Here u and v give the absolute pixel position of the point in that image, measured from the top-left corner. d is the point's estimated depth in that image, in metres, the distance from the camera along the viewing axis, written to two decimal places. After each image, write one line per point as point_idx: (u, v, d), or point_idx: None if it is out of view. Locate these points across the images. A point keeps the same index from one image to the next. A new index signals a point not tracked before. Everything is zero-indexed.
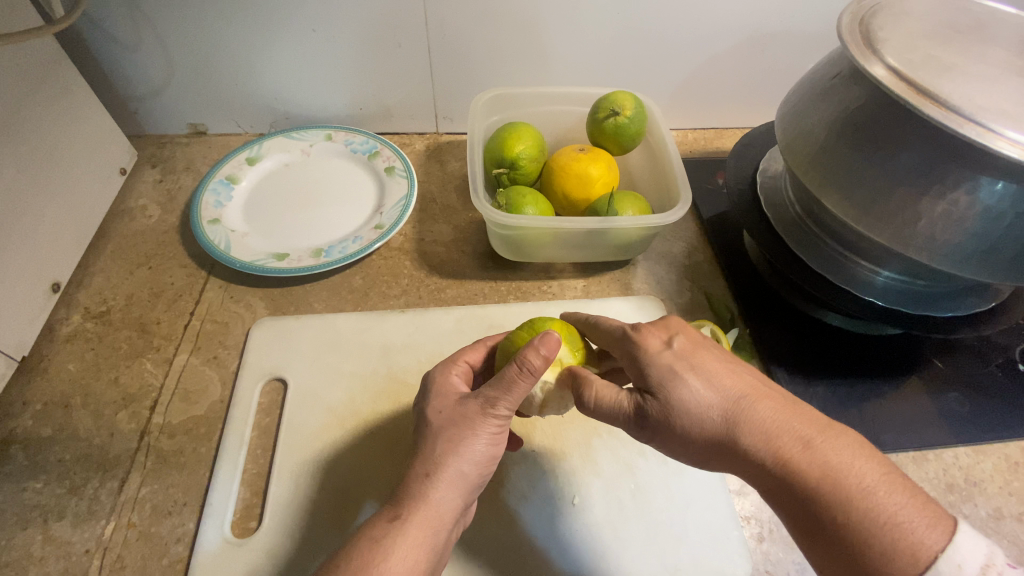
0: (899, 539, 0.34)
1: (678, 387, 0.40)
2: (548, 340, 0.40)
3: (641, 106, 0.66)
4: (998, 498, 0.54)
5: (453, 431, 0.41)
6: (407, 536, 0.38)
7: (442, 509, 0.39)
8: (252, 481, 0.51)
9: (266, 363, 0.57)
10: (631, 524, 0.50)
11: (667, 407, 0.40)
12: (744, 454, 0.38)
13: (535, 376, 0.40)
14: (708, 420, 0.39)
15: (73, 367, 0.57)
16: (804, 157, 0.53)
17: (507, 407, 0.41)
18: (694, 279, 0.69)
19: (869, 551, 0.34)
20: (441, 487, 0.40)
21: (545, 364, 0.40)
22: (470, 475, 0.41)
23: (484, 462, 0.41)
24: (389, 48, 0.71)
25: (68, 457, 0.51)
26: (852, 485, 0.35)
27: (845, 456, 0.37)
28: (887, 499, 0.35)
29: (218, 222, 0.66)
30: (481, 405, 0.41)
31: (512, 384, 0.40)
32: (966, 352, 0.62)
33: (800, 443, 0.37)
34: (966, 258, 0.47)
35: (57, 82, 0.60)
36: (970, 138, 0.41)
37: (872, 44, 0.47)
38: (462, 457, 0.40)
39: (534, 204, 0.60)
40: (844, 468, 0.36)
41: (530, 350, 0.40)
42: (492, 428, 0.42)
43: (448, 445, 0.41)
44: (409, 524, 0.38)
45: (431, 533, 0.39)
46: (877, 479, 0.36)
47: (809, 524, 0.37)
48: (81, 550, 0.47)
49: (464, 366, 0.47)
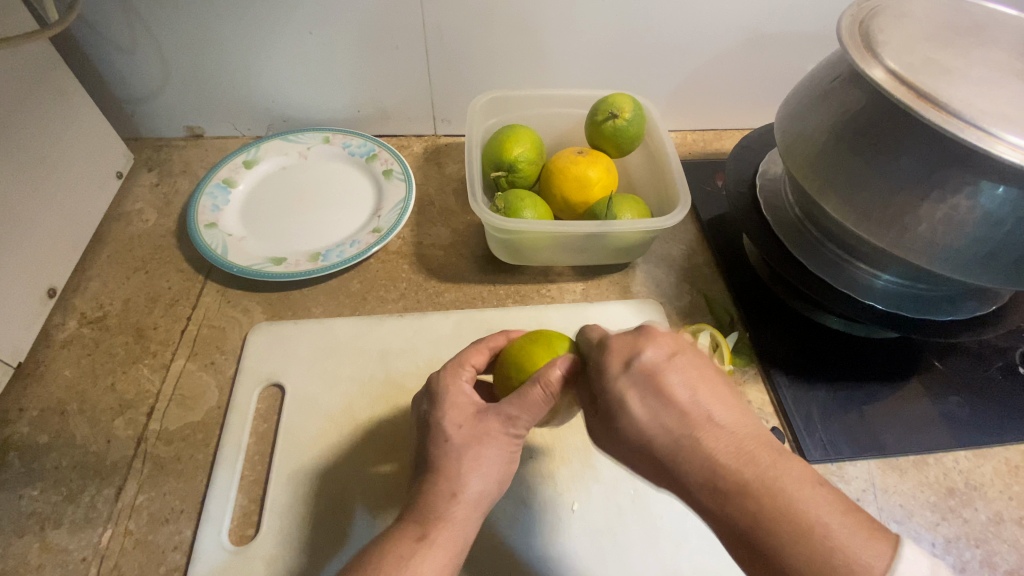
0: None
1: (629, 411, 0.39)
2: (567, 362, 0.41)
3: (640, 108, 0.66)
4: (998, 502, 0.54)
5: (476, 449, 0.42)
6: (433, 556, 0.38)
7: (467, 528, 0.40)
8: (249, 487, 0.51)
9: (264, 368, 0.57)
10: (630, 529, 0.50)
11: (619, 430, 0.39)
12: (689, 486, 0.37)
13: (552, 399, 0.41)
14: (657, 446, 0.38)
15: (70, 373, 0.56)
16: (804, 160, 0.53)
17: (525, 425, 0.43)
18: (693, 281, 0.69)
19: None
20: (465, 508, 0.40)
21: (563, 385, 0.41)
22: (491, 492, 0.42)
23: (502, 478, 0.43)
24: (387, 51, 0.71)
25: (65, 464, 0.51)
26: (800, 523, 0.33)
27: (794, 491, 0.34)
28: (835, 535, 0.32)
29: (215, 226, 0.66)
30: (503, 423, 0.42)
31: (533, 406, 0.41)
32: (966, 355, 0.62)
33: (747, 479, 0.35)
34: (966, 262, 0.46)
35: (52, 86, 0.60)
36: (970, 143, 0.40)
37: (872, 46, 0.47)
38: (485, 476, 0.41)
39: (533, 208, 0.60)
40: (791, 507, 0.33)
41: (552, 373, 0.41)
42: (511, 445, 0.43)
43: (472, 464, 0.41)
44: (436, 545, 0.38)
45: (458, 552, 0.39)
46: (828, 519, 0.33)
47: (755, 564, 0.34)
48: (77, 559, 0.46)
49: (470, 370, 0.47)
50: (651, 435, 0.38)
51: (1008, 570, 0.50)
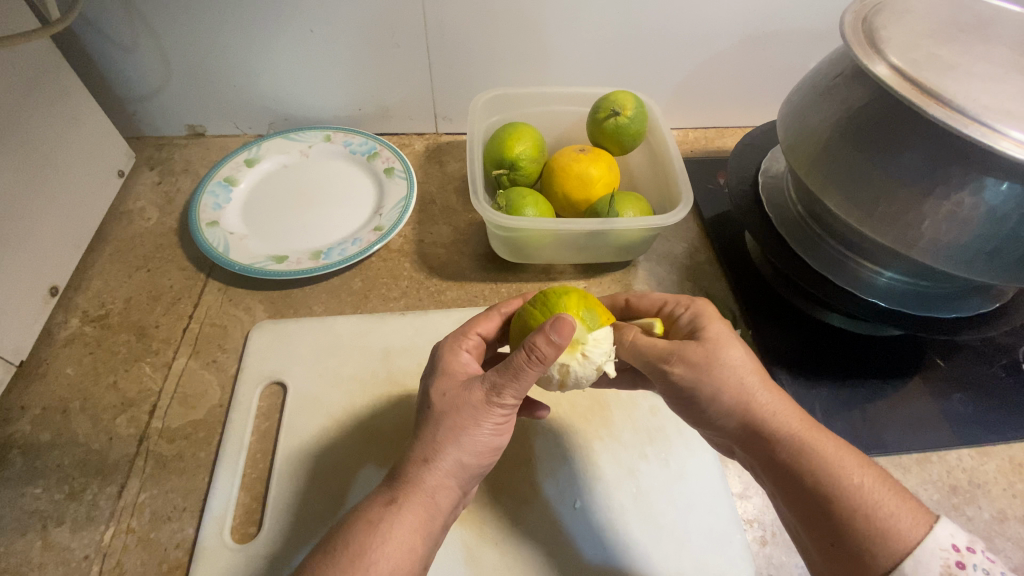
0: (882, 522, 0.36)
1: (728, 349, 0.44)
2: (557, 326, 0.38)
3: (641, 106, 0.66)
4: (1002, 500, 0.53)
5: (454, 420, 0.41)
6: (403, 523, 0.38)
7: (439, 498, 0.40)
8: (252, 485, 0.51)
9: (265, 367, 0.57)
10: (633, 527, 0.50)
11: (712, 357, 0.43)
12: (765, 415, 0.42)
13: (543, 366, 0.39)
14: (736, 385, 0.43)
15: (72, 371, 0.57)
16: (807, 156, 0.53)
17: (512, 396, 0.41)
18: (695, 279, 0.69)
19: (855, 524, 0.37)
20: (439, 476, 0.40)
21: (554, 352, 0.39)
22: (470, 466, 0.41)
23: (486, 451, 0.42)
24: (388, 49, 0.71)
25: (66, 462, 0.51)
26: (845, 468, 0.39)
27: (841, 448, 0.40)
28: (867, 479, 0.38)
29: (217, 224, 0.66)
30: (486, 393, 0.41)
31: (517, 372, 0.40)
32: (970, 352, 0.61)
33: (810, 434, 0.41)
34: (969, 259, 0.46)
35: (53, 85, 0.60)
36: (975, 139, 0.40)
37: (875, 43, 0.46)
38: (462, 446, 0.40)
39: (535, 205, 0.60)
40: (842, 458, 0.39)
41: (538, 337, 0.39)
42: (496, 417, 0.41)
43: (449, 433, 0.40)
44: (405, 510, 0.38)
45: (426, 522, 0.39)
46: (872, 476, 0.39)
47: (803, 500, 0.39)
48: (80, 557, 0.46)
49: (474, 340, 0.48)
50: (730, 375, 0.43)
51: (1012, 568, 0.49)
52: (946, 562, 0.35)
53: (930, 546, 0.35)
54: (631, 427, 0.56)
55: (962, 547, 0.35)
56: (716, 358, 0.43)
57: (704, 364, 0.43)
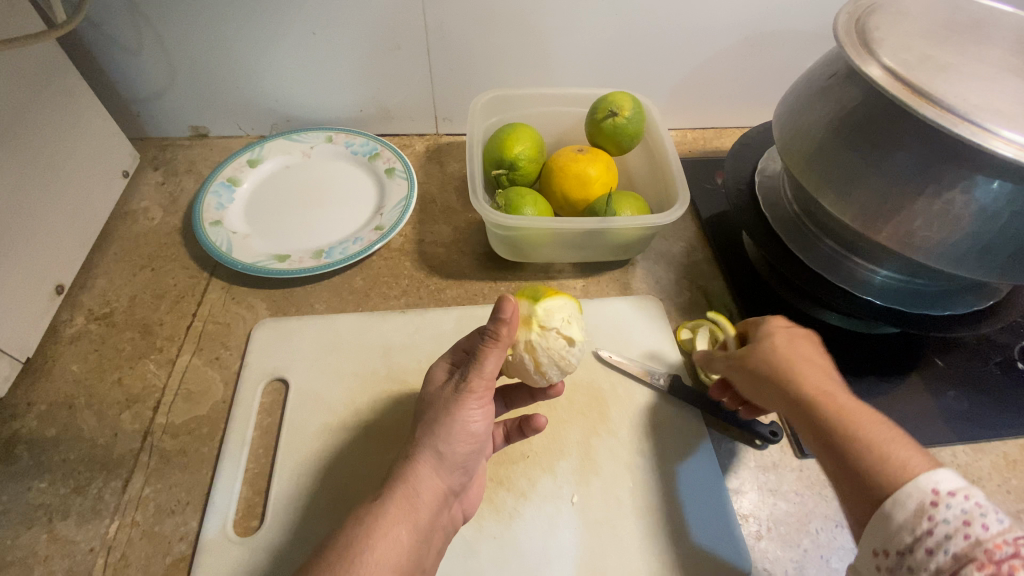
0: (887, 458, 0.37)
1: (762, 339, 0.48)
2: (500, 303, 0.41)
3: (639, 106, 0.66)
4: (997, 496, 0.54)
5: (432, 415, 0.43)
6: (388, 517, 0.39)
7: (422, 491, 0.41)
8: (254, 479, 0.52)
9: (267, 364, 0.58)
10: (630, 521, 0.51)
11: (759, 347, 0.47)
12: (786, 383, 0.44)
13: (500, 343, 0.41)
14: (776, 360, 0.45)
15: (77, 367, 0.57)
16: (801, 156, 0.53)
17: (480, 379, 0.43)
18: (693, 278, 0.70)
19: (865, 459, 0.37)
20: (421, 469, 0.42)
21: (506, 330, 0.41)
22: (449, 455, 0.43)
23: (468, 440, 0.43)
24: (389, 51, 0.72)
25: (72, 457, 0.52)
26: (861, 416, 0.40)
27: (861, 405, 0.41)
28: (881, 427, 0.39)
29: (220, 223, 0.67)
30: (456, 383, 0.43)
31: (481, 356, 0.42)
32: (965, 350, 0.62)
33: (831, 389, 0.42)
34: (962, 257, 0.47)
35: (59, 86, 0.61)
36: (966, 138, 0.41)
37: (868, 44, 0.47)
38: (439, 437, 0.42)
39: (533, 204, 0.61)
40: (860, 412, 0.40)
41: (490, 320, 0.41)
42: (471, 404, 0.43)
43: (428, 428, 0.43)
44: (388, 504, 0.40)
45: (411, 515, 0.40)
46: (889, 428, 0.39)
47: (824, 450, 0.40)
48: (85, 549, 0.47)
49: (458, 350, 0.50)
50: (777, 352, 0.46)
51: None
52: (920, 504, 0.33)
53: (907, 486, 0.34)
54: (629, 423, 0.57)
55: (944, 491, 0.33)
56: (755, 348, 0.48)
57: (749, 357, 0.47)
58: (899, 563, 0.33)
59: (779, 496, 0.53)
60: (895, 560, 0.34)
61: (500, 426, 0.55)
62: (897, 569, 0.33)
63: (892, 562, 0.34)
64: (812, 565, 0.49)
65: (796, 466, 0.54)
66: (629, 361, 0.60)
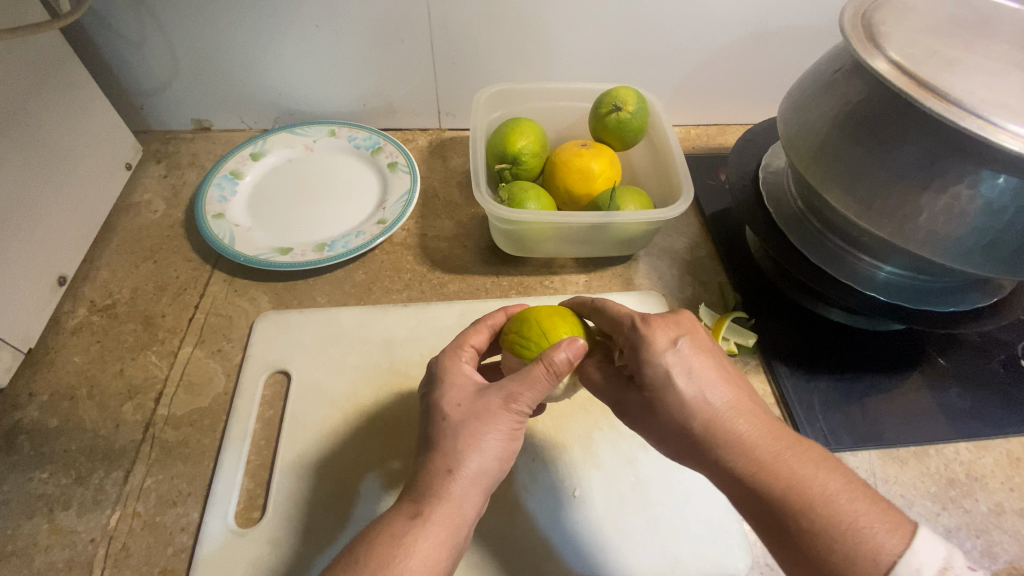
0: (855, 558, 0.34)
1: (662, 391, 0.41)
2: (575, 346, 0.42)
3: (643, 101, 0.66)
4: (999, 493, 0.54)
5: (476, 426, 0.41)
6: (429, 534, 0.37)
7: (463, 507, 0.39)
8: (256, 471, 0.52)
9: (269, 356, 0.58)
10: (632, 515, 0.51)
11: (651, 406, 0.42)
12: (717, 461, 0.40)
13: (558, 379, 0.42)
14: (681, 428, 0.41)
15: (80, 359, 0.57)
16: (805, 150, 0.53)
17: (529, 403, 0.42)
18: (696, 274, 0.69)
19: (827, 563, 0.35)
20: (463, 486, 0.39)
21: (568, 368, 0.42)
22: (492, 472, 0.41)
23: (505, 456, 0.42)
24: (392, 44, 0.71)
25: (74, 447, 0.52)
26: (824, 503, 0.36)
27: (807, 472, 0.38)
28: (850, 510, 0.36)
29: (222, 216, 0.66)
30: (504, 400, 0.41)
31: (536, 382, 0.41)
32: (968, 347, 0.62)
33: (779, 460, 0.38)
34: (966, 253, 0.47)
35: (62, 78, 0.61)
36: (972, 131, 0.40)
37: (874, 38, 0.47)
38: (484, 453, 0.40)
39: (537, 199, 0.60)
40: (810, 488, 0.37)
41: (557, 353, 0.41)
42: (512, 424, 0.42)
43: (471, 441, 0.40)
44: (430, 523, 0.38)
45: (452, 533, 0.38)
46: (850, 498, 0.36)
47: (795, 552, 0.36)
48: (86, 539, 0.47)
49: (471, 351, 0.47)
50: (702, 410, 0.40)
51: (1008, 561, 0.50)
52: None
53: None
54: None
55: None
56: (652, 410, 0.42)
57: (647, 410, 0.43)
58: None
59: None
60: None
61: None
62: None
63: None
64: None
65: None
66: None
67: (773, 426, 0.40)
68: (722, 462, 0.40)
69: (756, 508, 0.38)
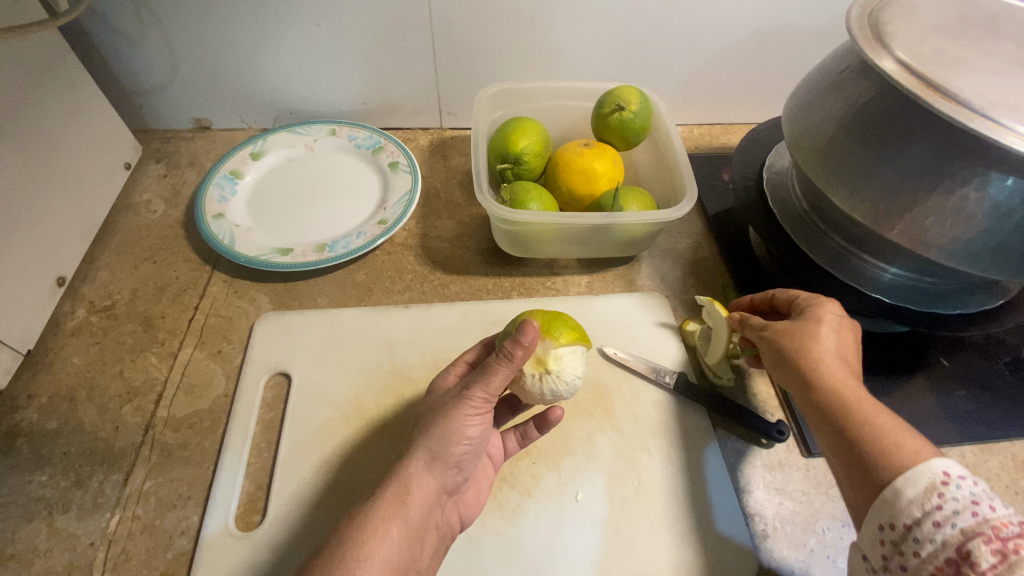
0: (903, 454, 0.37)
1: (811, 321, 0.46)
2: (526, 328, 0.41)
3: (647, 101, 0.66)
4: (1005, 497, 0.53)
5: (433, 417, 0.44)
6: (379, 514, 0.40)
7: (415, 491, 0.41)
8: (256, 474, 0.51)
9: (270, 358, 0.57)
10: (670, 513, 0.51)
11: (795, 325, 0.47)
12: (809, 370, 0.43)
13: (512, 363, 0.42)
14: (795, 342, 0.45)
15: (79, 360, 0.57)
16: (811, 151, 0.53)
17: (484, 392, 0.43)
18: (699, 275, 0.69)
19: (878, 451, 0.37)
20: (415, 466, 0.42)
21: (519, 352, 0.41)
22: (445, 457, 0.43)
23: (464, 445, 0.43)
24: (393, 42, 0.71)
25: (73, 450, 0.51)
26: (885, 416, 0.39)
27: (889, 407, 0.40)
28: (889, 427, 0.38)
29: (223, 216, 0.66)
30: (460, 390, 0.44)
31: (488, 370, 0.43)
32: (973, 349, 0.61)
33: (849, 384, 0.42)
34: (972, 255, 0.46)
35: (61, 76, 0.60)
36: (980, 133, 0.40)
37: (881, 37, 0.46)
38: (435, 439, 0.43)
39: (539, 199, 0.60)
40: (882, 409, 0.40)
41: (507, 338, 0.42)
42: (470, 414, 0.43)
43: (425, 429, 0.43)
44: (380, 502, 0.40)
45: (404, 510, 0.40)
46: (904, 425, 0.39)
47: (840, 444, 0.40)
48: (86, 543, 0.47)
49: (463, 365, 0.51)
50: (808, 337, 0.45)
51: None
52: (930, 483, 0.34)
53: (919, 468, 0.35)
54: (633, 421, 0.56)
55: (953, 474, 0.34)
56: (792, 326, 0.47)
57: (784, 329, 0.47)
58: (905, 536, 0.34)
59: (785, 495, 0.52)
60: (900, 533, 0.34)
61: (512, 432, 0.54)
62: (904, 542, 0.34)
63: (898, 536, 0.34)
64: (819, 566, 0.48)
65: (803, 464, 0.54)
66: (633, 359, 0.59)
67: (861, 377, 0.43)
68: (802, 373, 0.44)
69: (815, 414, 0.42)
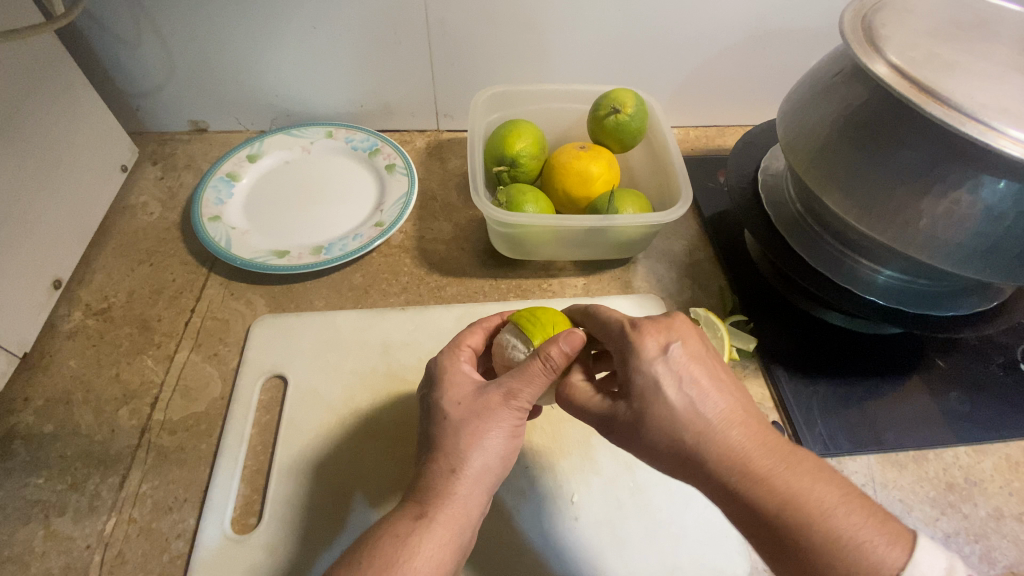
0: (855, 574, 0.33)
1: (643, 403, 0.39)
2: (572, 338, 0.41)
3: (642, 104, 0.66)
4: (998, 498, 0.54)
5: (476, 425, 0.41)
6: (433, 536, 0.37)
7: (466, 506, 0.39)
8: (252, 477, 0.51)
9: (266, 361, 0.57)
10: (666, 515, 0.51)
11: (639, 418, 0.40)
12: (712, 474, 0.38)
13: (554, 373, 0.41)
14: (673, 443, 0.39)
15: (75, 364, 0.57)
16: (805, 154, 0.53)
17: (528, 399, 0.42)
18: (695, 277, 0.69)
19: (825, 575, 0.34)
20: (465, 485, 0.39)
21: (565, 360, 0.41)
22: (491, 471, 0.41)
23: (503, 455, 0.41)
24: (388, 45, 0.71)
25: (69, 453, 0.51)
26: (813, 513, 0.35)
27: (808, 480, 0.36)
28: (850, 523, 0.35)
29: (219, 219, 0.66)
30: (504, 397, 0.41)
31: (534, 377, 0.41)
32: (967, 351, 0.62)
33: (764, 469, 0.37)
34: (965, 257, 0.46)
35: (57, 79, 0.60)
36: (972, 137, 0.40)
37: (874, 41, 0.47)
38: (485, 450, 0.40)
39: (535, 202, 0.60)
40: (810, 494, 0.36)
41: (553, 347, 0.41)
42: (511, 421, 0.42)
43: (471, 438, 0.40)
44: (436, 524, 0.38)
45: (456, 532, 0.39)
46: (832, 506, 0.35)
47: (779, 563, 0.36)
48: (82, 546, 0.47)
49: (468, 351, 0.47)
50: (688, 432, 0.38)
51: (1007, 566, 0.50)
52: None
53: None
54: None
55: None
56: (642, 417, 0.39)
57: (631, 423, 0.40)
58: None
59: None
60: None
61: None
62: None
63: None
64: None
65: None
66: None
67: (771, 444, 0.38)
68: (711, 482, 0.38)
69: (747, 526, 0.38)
